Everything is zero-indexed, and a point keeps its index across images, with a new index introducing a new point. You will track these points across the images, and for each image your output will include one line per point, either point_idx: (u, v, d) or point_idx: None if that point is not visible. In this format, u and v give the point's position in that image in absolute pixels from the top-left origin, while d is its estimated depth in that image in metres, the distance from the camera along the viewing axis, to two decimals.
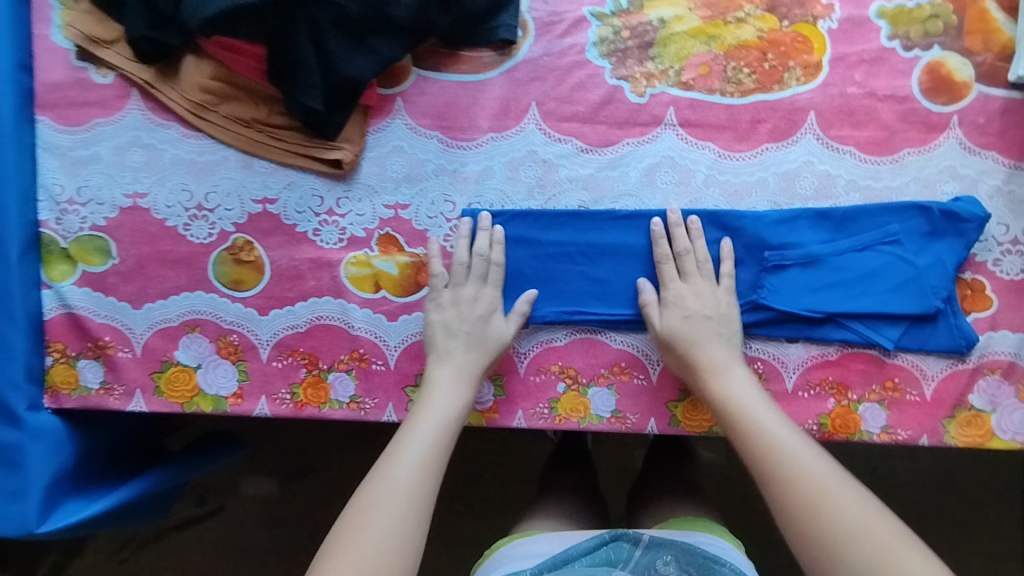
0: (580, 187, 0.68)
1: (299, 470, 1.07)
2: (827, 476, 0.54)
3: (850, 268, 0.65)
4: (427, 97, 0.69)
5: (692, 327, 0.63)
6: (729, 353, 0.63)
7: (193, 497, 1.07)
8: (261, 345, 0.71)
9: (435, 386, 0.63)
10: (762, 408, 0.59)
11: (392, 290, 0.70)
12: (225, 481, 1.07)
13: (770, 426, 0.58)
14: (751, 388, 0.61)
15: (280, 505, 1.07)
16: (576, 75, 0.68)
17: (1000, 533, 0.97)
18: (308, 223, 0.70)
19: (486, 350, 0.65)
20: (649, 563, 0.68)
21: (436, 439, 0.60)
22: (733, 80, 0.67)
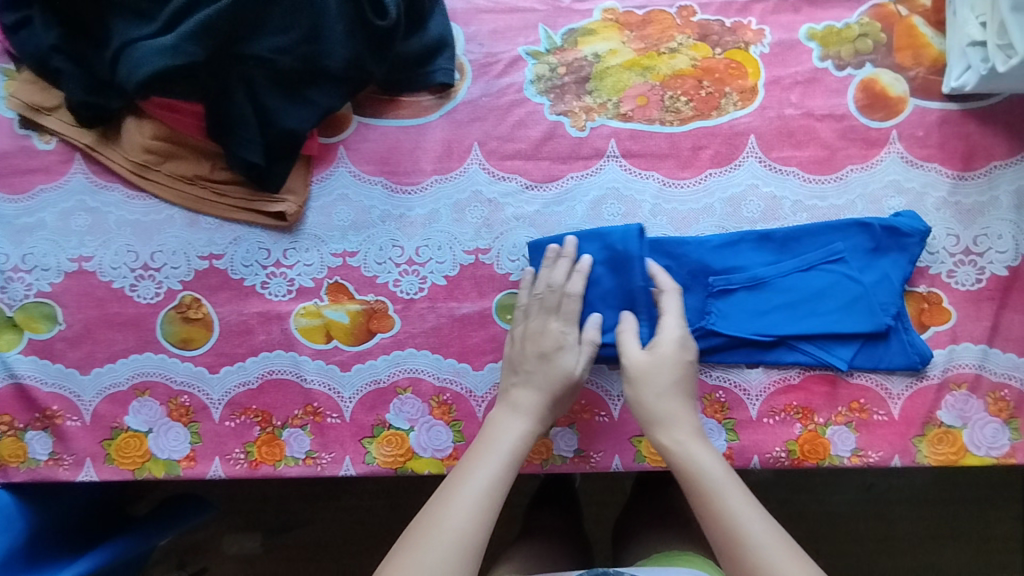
0: (526, 224, 0.68)
1: (279, 525, 1.03)
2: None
3: (795, 289, 0.64)
4: (369, 144, 0.69)
5: (670, 381, 0.59)
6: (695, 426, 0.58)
7: (172, 561, 1.03)
8: (213, 405, 0.69)
9: (493, 427, 0.59)
10: (732, 490, 0.54)
11: (344, 339, 0.69)
12: (207, 541, 1.04)
13: (740, 517, 0.52)
14: (721, 466, 0.56)
15: (260, 564, 1.03)
16: (516, 114, 0.68)
17: (1004, 548, 0.94)
18: (255, 276, 0.69)
19: (550, 388, 0.60)
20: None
21: (489, 483, 0.54)
22: (671, 109, 0.67)
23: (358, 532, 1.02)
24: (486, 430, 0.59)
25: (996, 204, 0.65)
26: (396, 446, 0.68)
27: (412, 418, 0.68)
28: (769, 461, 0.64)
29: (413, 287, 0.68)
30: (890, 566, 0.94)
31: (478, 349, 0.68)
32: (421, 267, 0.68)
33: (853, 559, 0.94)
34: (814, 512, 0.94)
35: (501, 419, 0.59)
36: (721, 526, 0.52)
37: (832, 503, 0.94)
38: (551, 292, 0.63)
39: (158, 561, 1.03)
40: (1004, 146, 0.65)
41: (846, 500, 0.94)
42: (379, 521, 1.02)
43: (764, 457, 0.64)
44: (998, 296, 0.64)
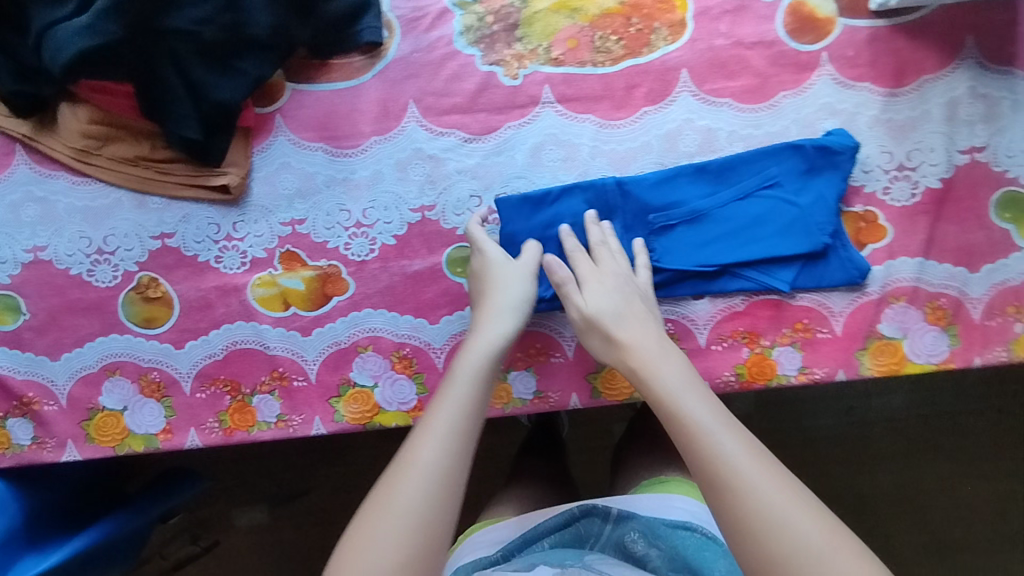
0: (469, 177, 0.68)
1: (284, 495, 1.08)
2: (767, 486, 0.47)
3: (733, 218, 0.66)
4: (305, 110, 0.69)
5: (608, 303, 0.60)
6: (654, 337, 0.58)
7: (188, 536, 1.09)
8: (183, 378, 0.71)
9: (461, 363, 0.58)
10: (692, 396, 0.53)
11: (302, 305, 0.70)
12: (217, 514, 1.09)
13: (699, 416, 0.51)
14: (685, 380, 0.55)
15: (271, 532, 1.09)
16: (449, 67, 0.68)
17: (989, 457, 0.97)
18: (208, 252, 0.70)
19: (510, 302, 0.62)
20: (617, 538, 0.65)
21: (452, 432, 0.54)
22: (602, 49, 0.67)
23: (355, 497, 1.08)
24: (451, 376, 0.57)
25: (928, 118, 0.65)
26: (362, 403, 0.70)
27: (375, 375, 0.70)
28: (719, 386, 0.67)
29: (364, 249, 0.70)
30: (877, 486, 0.98)
31: (433, 303, 0.70)
32: (370, 229, 0.69)
33: (836, 478, 0.98)
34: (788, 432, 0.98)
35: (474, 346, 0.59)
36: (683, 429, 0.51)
37: (818, 428, 0.98)
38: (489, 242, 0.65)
39: (173, 537, 1.08)
40: (934, 58, 0.65)
41: (829, 424, 0.98)
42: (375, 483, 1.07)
43: (714, 382, 0.67)
44: (933, 209, 0.66)
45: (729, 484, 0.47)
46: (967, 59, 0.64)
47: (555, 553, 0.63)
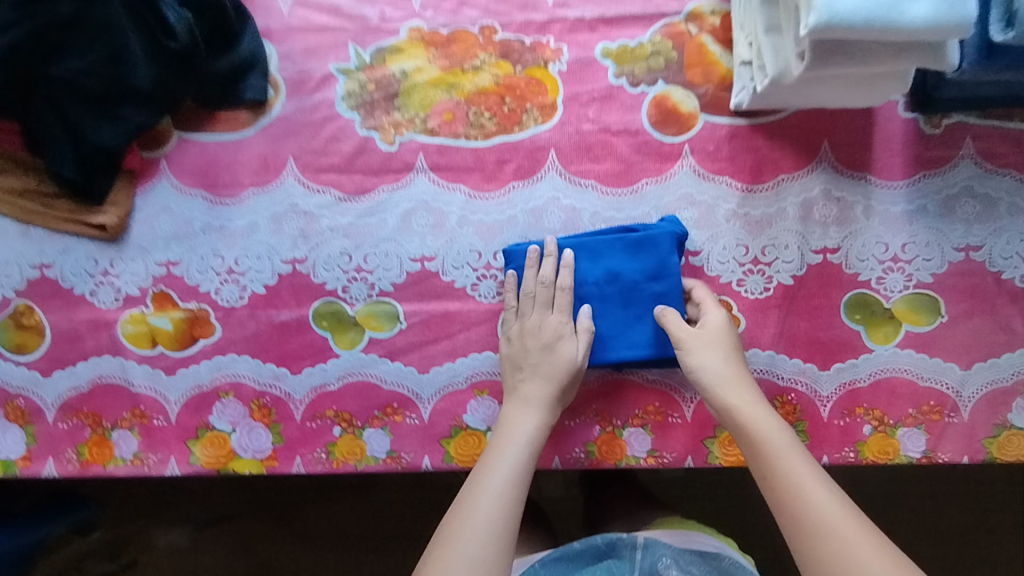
0: (340, 235, 0.71)
1: (208, 519, 1.13)
2: (855, 541, 0.51)
3: (636, 305, 0.66)
4: (189, 157, 0.72)
5: (715, 371, 0.61)
6: (752, 395, 0.61)
7: (106, 553, 1.12)
8: (47, 407, 0.72)
9: (509, 423, 0.63)
10: (785, 438, 0.58)
11: (169, 345, 0.72)
12: (139, 532, 1.13)
13: (783, 458, 0.57)
14: (786, 435, 0.58)
15: (190, 556, 1.13)
16: (329, 128, 0.71)
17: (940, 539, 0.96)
18: (85, 285, 0.72)
19: (555, 378, 0.64)
20: (650, 566, 0.64)
21: (512, 475, 0.59)
22: (475, 124, 0.70)
23: (280, 525, 1.12)
24: (504, 426, 0.63)
25: (783, 216, 0.67)
26: (218, 447, 0.71)
27: (233, 421, 0.71)
28: (569, 461, 0.68)
29: (233, 295, 0.71)
30: None
31: (296, 354, 0.71)
32: (241, 276, 0.71)
33: None
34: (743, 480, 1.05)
35: (517, 415, 0.63)
36: (769, 470, 0.57)
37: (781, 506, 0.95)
38: (540, 288, 0.66)
39: (91, 554, 1.11)
40: (791, 159, 0.68)
41: None
42: (294, 514, 1.12)
43: (565, 458, 0.68)
44: (785, 304, 0.67)
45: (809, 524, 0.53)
46: (821, 163, 0.68)
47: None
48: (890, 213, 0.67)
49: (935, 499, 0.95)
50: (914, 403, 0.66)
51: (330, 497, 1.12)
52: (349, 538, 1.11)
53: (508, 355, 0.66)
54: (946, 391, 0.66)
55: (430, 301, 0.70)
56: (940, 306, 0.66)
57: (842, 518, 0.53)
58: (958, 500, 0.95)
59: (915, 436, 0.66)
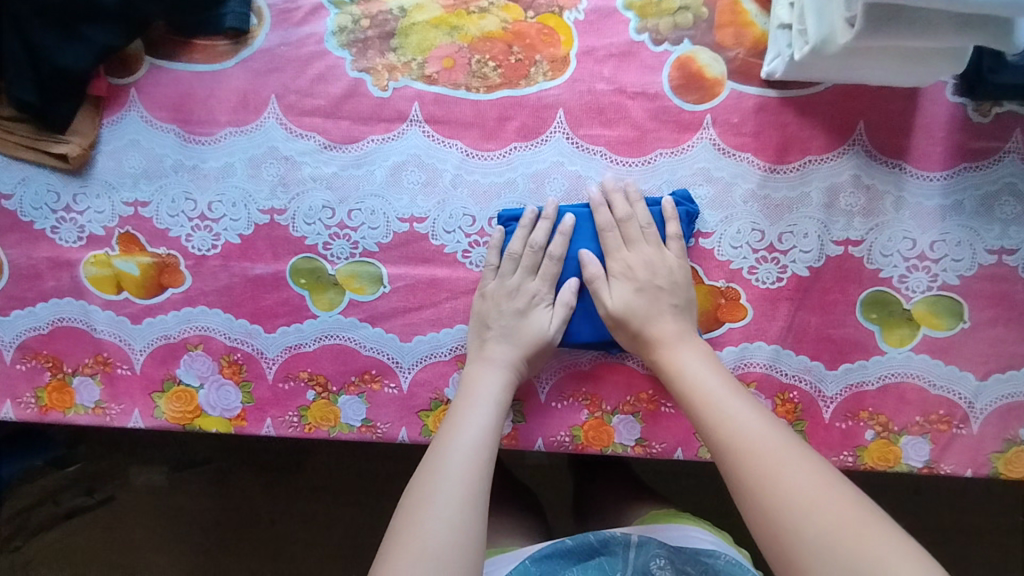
0: (323, 186, 0.65)
1: (187, 462, 1.11)
2: (785, 465, 0.50)
3: None
4: (162, 88, 0.65)
5: (640, 296, 0.59)
6: (682, 324, 0.59)
7: (82, 487, 1.10)
8: (4, 347, 0.68)
9: (473, 381, 0.60)
10: (700, 368, 0.57)
11: (135, 291, 0.67)
12: (115, 468, 1.10)
13: (703, 388, 0.55)
14: (706, 363, 0.57)
15: (167, 497, 1.11)
16: (316, 67, 0.65)
17: (932, 544, 0.93)
18: (45, 220, 0.67)
19: (525, 346, 0.60)
20: (644, 565, 0.59)
21: (481, 433, 0.57)
22: (477, 74, 0.64)
23: (256, 473, 1.10)
24: (467, 385, 0.60)
25: (805, 201, 0.62)
26: (184, 402, 0.67)
27: (201, 376, 0.67)
28: (553, 444, 0.65)
29: (205, 243, 0.66)
30: None
31: (271, 312, 0.66)
32: (214, 223, 0.66)
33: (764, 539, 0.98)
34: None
35: (479, 374, 0.60)
36: (700, 408, 0.55)
37: None
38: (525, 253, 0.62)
39: (67, 486, 1.09)
40: (821, 139, 0.62)
41: None
42: (272, 464, 1.10)
43: (549, 441, 0.65)
44: (797, 296, 0.62)
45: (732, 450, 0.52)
46: (854, 145, 0.62)
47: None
48: (922, 206, 0.61)
49: (919, 498, 0.93)
50: (923, 411, 0.62)
51: (314, 450, 1.10)
52: (327, 491, 1.09)
53: (479, 311, 0.63)
54: (957, 401, 0.62)
55: (417, 266, 0.65)
56: (964, 311, 0.62)
57: (770, 441, 0.51)
58: (942, 502, 0.94)
59: (919, 446, 0.62)
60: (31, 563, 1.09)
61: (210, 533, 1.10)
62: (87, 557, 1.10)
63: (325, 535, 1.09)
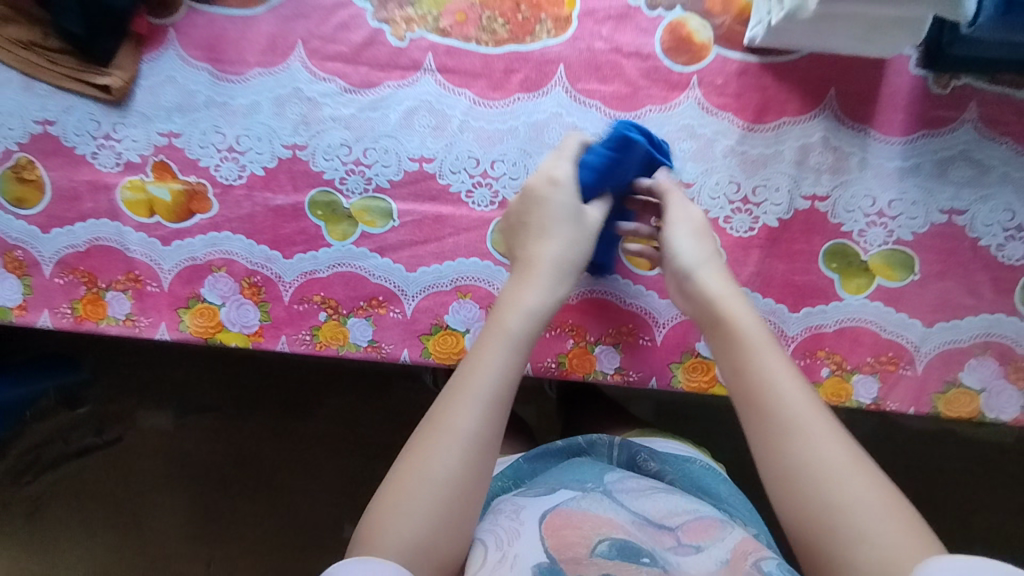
0: (342, 126, 0.71)
1: (191, 408, 1.18)
2: (842, 464, 0.50)
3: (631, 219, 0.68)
4: (197, 29, 0.72)
5: (696, 239, 0.63)
6: (738, 298, 0.60)
7: (91, 427, 1.17)
8: (44, 262, 0.75)
9: (511, 304, 0.61)
10: (756, 344, 0.56)
11: (166, 216, 0.73)
12: (124, 412, 1.18)
13: (769, 373, 0.54)
14: (772, 349, 0.56)
15: (172, 440, 1.18)
16: (340, 16, 0.71)
17: None
18: (86, 146, 0.73)
19: (581, 241, 0.64)
20: (628, 459, 0.71)
21: (503, 373, 0.58)
22: (487, 29, 0.70)
23: (257, 420, 1.17)
24: (500, 312, 0.61)
25: (778, 158, 0.68)
26: (207, 318, 0.74)
27: (223, 295, 0.74)
28: (540, 369, 0.71)
29: (232, 173, 0.72)
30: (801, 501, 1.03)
31: (289, 239, 0.73)
32: (241, 155, 0.72)
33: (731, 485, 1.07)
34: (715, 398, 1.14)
35: (518, 292, 0.62)
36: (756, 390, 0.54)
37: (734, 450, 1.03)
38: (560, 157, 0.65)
39: (76, 427, 1.16)
40: (796, 102, 0.68)
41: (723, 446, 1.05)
42: (274, 408, 1.17)
43: (536, 366, 0.71)
44: (766, 244, 0.69)
45: (778, 425, 0.52)
46: (825, 109, 0.68)
47: (578, 468, 0.68)
48: (883, 167, 0.68)
49: None
50: (874, 352, 0.69)
51: (318, 399, 1.17)
52: (325, 438, 1.17)
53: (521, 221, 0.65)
54: (905, 345, 0.69)
55: (424, 203, 0.72)
56: (915, 264, 0.68)
57: (831, 440, 0.51)
58: None
59: (869, 384, 0.69)
60: (39, 501, 1.16)
61: (210, 477, 1.17)
62: (92, 497, 1.16)
63: (323, 481, 1.16)
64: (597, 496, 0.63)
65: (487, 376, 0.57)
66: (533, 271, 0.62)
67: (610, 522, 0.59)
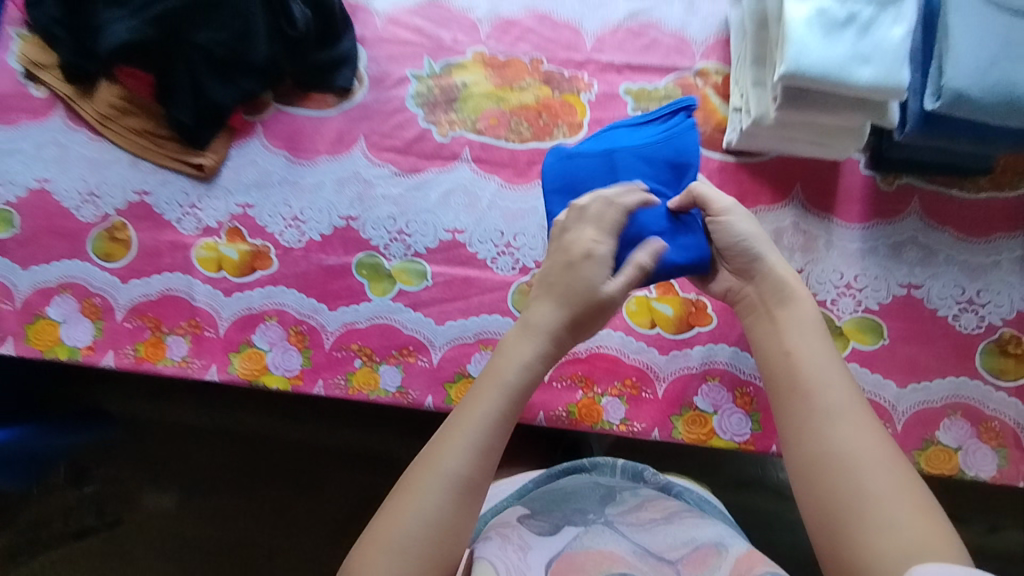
0: (390, 202, 0.85)
1: (197, 488, 1.20)
2: (868, 452, 0.57)
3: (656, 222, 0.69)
4: (280, 124, 0.88)
5: (761, 242, 0.68)
6: (795, 300, 0.66)
7: (93, 509, 1.19)
8: (118, 308, 0.85)
9: (508, 352, 0.64)
10: (828, 370, 0.62)
11: (232, 271, 0.85)
12: (127, 494, 1.20)
13: (813, 367, 0.62)
14: (819, 346, 0.63)
15: (173, 521, 1.20)
16: (396, 118, 0.87)
17: None
18: (174, 213, 0.87)
19: (579, 304, 0.64)
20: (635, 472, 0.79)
21: (487, 424, 0.61)
22: (515, 131, 0.86)
23: (259, 504, 1.20)
24: (502, 353, 0.64)
25: None
26: (254, 362, 0.83)
27: (271, 341, 0.83)
28: (552, 417, 0.78)
29: (293, 238, 0.85)
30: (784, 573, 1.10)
31: (336, 294, 0.84)
32: (303, 223, 0.86)
33: None
34: (716, 483, 1.17)
35: (516, 341, 0.64)
36: (798, 381, 0.62)
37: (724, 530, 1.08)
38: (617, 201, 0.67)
39: (80, 506, 1.19)
40: (769, 193, 0.82)
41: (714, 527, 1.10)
42: (279, 487, 1.20)
43: (548, 414, 0.79)
44: None
45: (817, 414, 0.60)
46: (793, 201, 0.82)
47: (581, 492, 0.74)
48: (847, 248, 0.80)
49: None
50: None
51: (322, 480, 1.20)
52: (325, 521, 1.19)
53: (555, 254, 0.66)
54: (884, 404, 0.76)
55: (455, 267, 0.83)
56: (883, 330, 0.78)
57: (861, 432, 0.58)
58: None
59: None
60: None
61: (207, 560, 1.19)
62: None
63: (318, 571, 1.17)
64: (597, 529, 0.68)
65: (471, 425, 0.61)
66: (528, 322, 0.65)
67: (612, 556, 0.64)
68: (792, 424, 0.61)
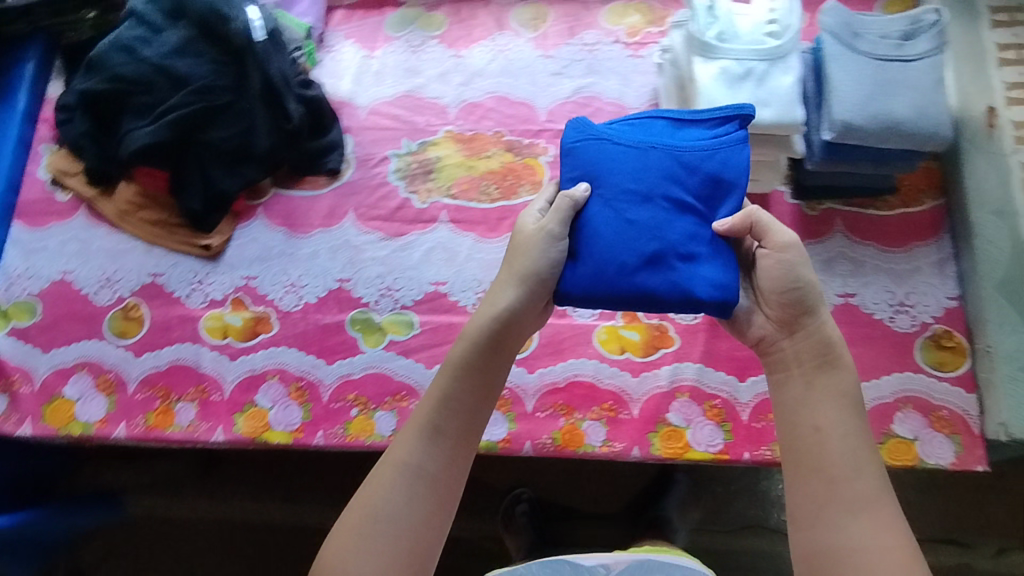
0: (379, 263, 0.95)
1: None
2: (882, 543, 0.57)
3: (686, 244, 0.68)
4: (278, 205, 1.00)
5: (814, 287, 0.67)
6: (833, 369, 0.65)
7: None
8: (130, 381, 0.92)
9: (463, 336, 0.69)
10: (855, 456, 0.61)
11: (236, 337, 0.93)
12: None
13: (835, 447, 0.61)
14: (845, 425, 0.63)
15: None
16: (380, 191, 0.99)
17: None
18: (183, 290, 0.96)
19: (519, 280, 0.69)
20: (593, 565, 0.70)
21: (440, 406, 0.66)
22: (485, 193, 0.98)
23: None
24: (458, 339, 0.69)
25: None
26: (257, 420, 0.89)
27: (273, 399, 0.90)
28: (538, 445, 0.84)
29: (292, 302, 0.94)
30: None
31: (332, 349, 0.91)
32: (301, 289, 0.95)
33: None
34: (720, 526, 1.16)
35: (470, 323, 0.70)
36: (819, 458, 0.61)
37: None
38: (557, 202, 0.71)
39: None
40: None
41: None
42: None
43: (534, 442, 0.84)
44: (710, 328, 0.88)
45: (838, 502, 0.60)
46: None
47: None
48: None
49: None
50: None
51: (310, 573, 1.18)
52: None
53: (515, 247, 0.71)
54: None
55: (439, 315, 0.92)
56: None
57: (876, 522, 0.58)
58: None
59: None
60: None
61: None
62: None
63: None
64: None
65: (427, 407, 0.66)
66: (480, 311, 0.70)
67: None
68: (810, 503, 0.61)
